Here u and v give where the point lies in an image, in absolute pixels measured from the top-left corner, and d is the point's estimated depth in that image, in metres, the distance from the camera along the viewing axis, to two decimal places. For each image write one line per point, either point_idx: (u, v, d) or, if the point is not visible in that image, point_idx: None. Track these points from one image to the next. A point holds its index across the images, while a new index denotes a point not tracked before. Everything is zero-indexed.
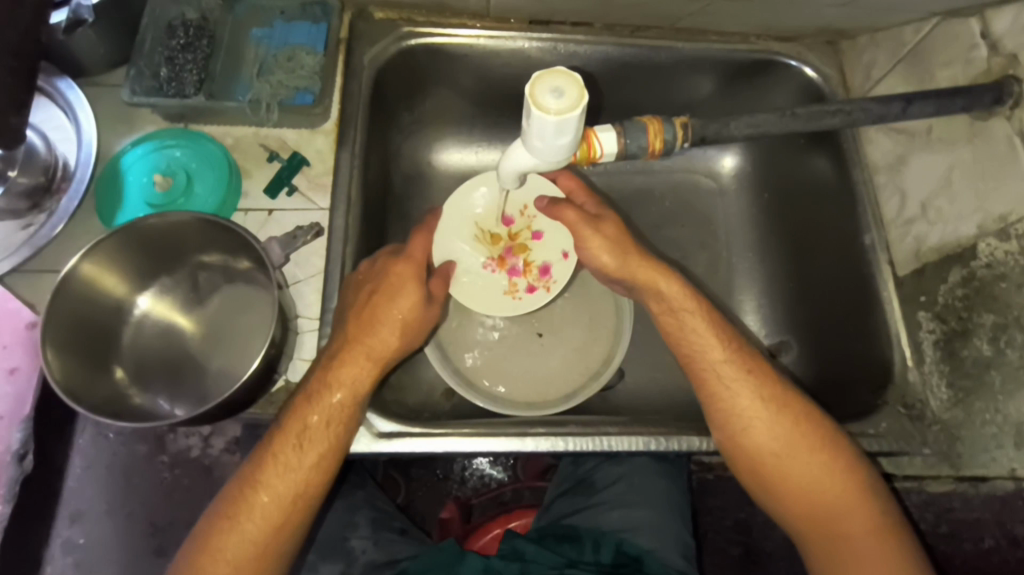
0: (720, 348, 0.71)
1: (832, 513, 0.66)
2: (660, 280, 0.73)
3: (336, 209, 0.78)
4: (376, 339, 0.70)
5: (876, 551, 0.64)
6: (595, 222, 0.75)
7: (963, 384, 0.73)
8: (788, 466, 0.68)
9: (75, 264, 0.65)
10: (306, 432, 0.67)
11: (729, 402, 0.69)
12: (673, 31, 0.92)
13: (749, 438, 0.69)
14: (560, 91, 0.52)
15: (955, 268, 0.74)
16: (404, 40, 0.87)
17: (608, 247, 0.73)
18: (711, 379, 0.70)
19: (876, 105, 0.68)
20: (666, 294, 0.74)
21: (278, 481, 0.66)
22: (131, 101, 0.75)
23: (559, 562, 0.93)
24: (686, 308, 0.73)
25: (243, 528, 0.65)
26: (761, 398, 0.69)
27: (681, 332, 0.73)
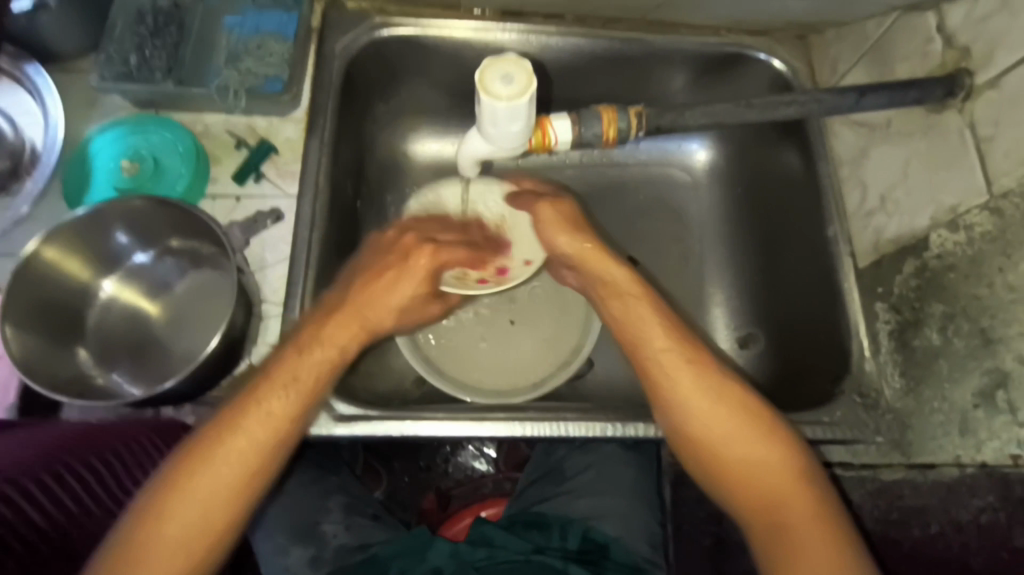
0: (662, 336, 0.74)
1: (777, 496, 0.66)
2: (611, 267, 0.78)
3: (304, 196, 0.79)
4: (374, 313, 0.73)
5: (820, 535, 0.63)
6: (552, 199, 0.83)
7: (913, 372, 0.74)
8: (731, 451, 0.68)
9: (35, 247, 0.66)
10: (285, 385, 0.65)
11: (677, 392, 0.71)
12: (644, 23, 0.93)
13: (692, 424, 0.70)
14: (511, 77, 0.54)
15: (909, 259, 0.75)
16: (377, 30, 0.88)
17: (564, 228, 0.81)
18: (653, 368, 0.72)
19: (828, 96, 0.69)
20: (610, 278, 0.78)
21: (248, 436, 0.62)
22: (100, 86, 0.76)
23: (526, 548, 0.93)
24: (632, 293, 0.77)
25: (197, 489, 0.59)
26: (701, 387, 0.71)
27: (625, 318, 0.76)
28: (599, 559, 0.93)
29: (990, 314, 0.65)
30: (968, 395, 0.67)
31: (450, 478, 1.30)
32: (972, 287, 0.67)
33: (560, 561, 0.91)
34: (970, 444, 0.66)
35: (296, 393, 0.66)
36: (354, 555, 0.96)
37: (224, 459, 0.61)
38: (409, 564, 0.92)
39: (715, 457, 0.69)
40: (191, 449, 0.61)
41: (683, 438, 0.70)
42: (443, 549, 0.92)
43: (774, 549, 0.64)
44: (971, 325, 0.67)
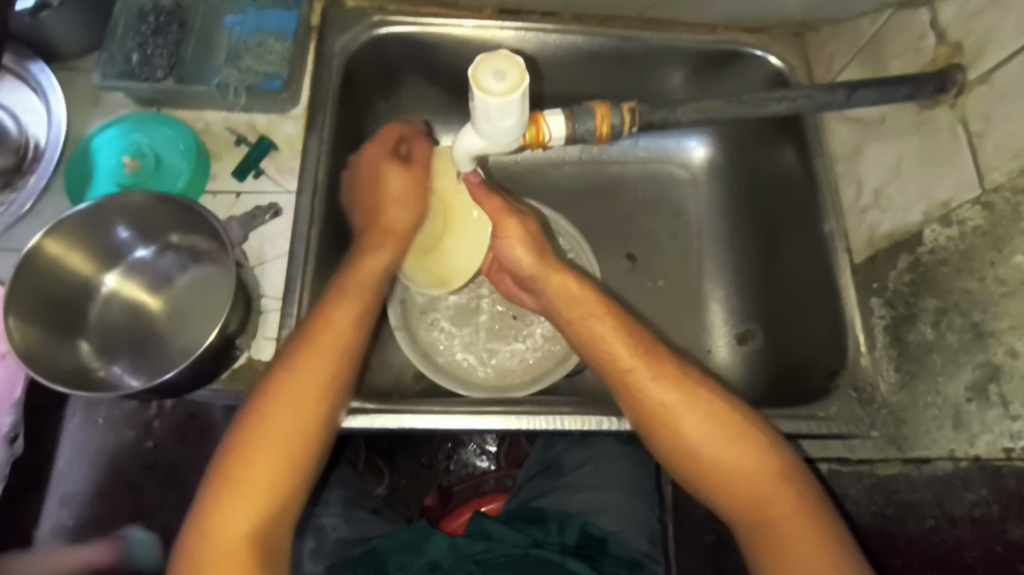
0: (627, 348, 0.72)
1: (759, 496, 0.66)
2: (573, 288, 0.75)
3: (303, 192, 0.80)
4: (393, 215, 0.79)
5: (807, 527, 0.64)
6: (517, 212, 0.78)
7: (907, 367, 0.74)
8: (715, 455, 0.68)
9: (39, 240, 0.67)
10: (313, 357, 0.68)
11: (646, 399, 0.70)
12: (640, 20, 0.93)
13: (669, 425, 0.70)
14: (502, 73, 0.54)
15: (903, 254, 0.75)
16: (375, 29, 0.89)
17: (524, 242, 0.77)
18: (625, 379, 0.72)
19: (822, 92, 0.69)
20: (575, 296, 0.75)
21: (295, 398, 0.66)
22: (103, 84, 0.78)
23: (525, 542, 0.94)
24: (595, 313, 0.75)
25: (257, 456, 0.63)
26: (676, 393, 0.70)
27: (589, 336, 0.74)
28: (596, 553, 0.94)
29: (981, 308, 0.65)
30: (960, 388, 0.67)
31: (452, 475, 1.31)
32: (964, 281, 0.67)
33: (558, 555, 0.91)
34: (963, 437, 0.66)
35: (332, 350, 0.69)
36: (353, 549, 0.97)
37: (276, 424, 0.64)
38: (409, 557, 0.93)
39: (695, 461, 0.69)
40: (246, 421, 0.65)
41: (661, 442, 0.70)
42: (442, 541, 0.94)
43: (763, 547, 0.65)
44: (964, 319, 0.67)
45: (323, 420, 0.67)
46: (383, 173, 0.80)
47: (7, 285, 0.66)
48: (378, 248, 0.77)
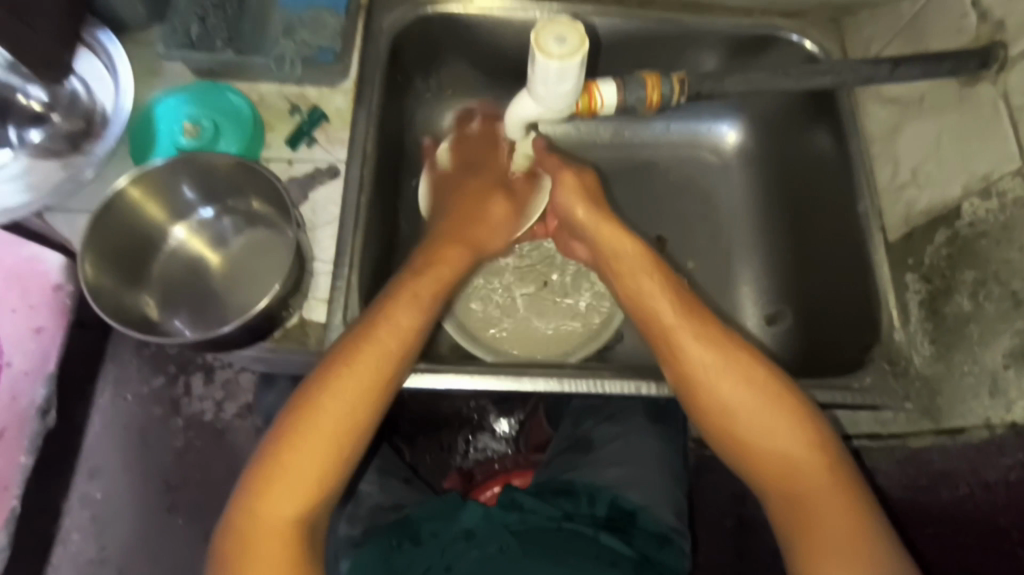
0: (668, 308, 0.75)
1: (794, 464, 0.67)
2: (625, 241, 0.80)
3: (353, 161, 0.83)
4: (478, 234, 0.85)
5: (833, 495, 0.65)
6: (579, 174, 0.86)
7: (943, 339, 0.76)
8: (751, 425, 0.69)
9: (121, 185, 0.70)
10: (387, 328, 0.71)
11: (691, 364, 0.72)
12: (680, 4, 0.94)
13: (705, 390, 0.71)
14: (564, 38, 0.57)
15: (941, 229, 0.77)
16: (422, 7, 0.91)
17: (581, 200, 0.83)
18: (668, 341, 0.74)
19: (866, 66, 0.72)
20: (626, 253, 0.80)
21: (342, 405, 0.67)
22: (165, 54, 0.81)
23: (556, 513, 0.95)
24: (643, 267, 0.78)
25: (302, 453, 0.65)
26: (716, 358, 0.71)
27: (637, 292, 0.78)
28: (626, 527, 0.95)
29: (1021, 276, 0.67)
30: (999, 355, 0.68)
31: (472, 459, 1.34)
32: (1004, 251, 0.69)
33: (590, 529, 0.92)
34: (1000, 404, 0.68)
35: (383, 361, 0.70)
36: (388, 515, 1.02)
37: (321, 427, 0.66)
38: (442, 526, 0.96)
39: (729, 425, 0.70)
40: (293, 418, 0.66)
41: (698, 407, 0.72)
42: (475, 511, 0.95)
43: (784, 513, 0.66)
44: (1004, 289, 0.69)
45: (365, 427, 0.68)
46: (490, 198, 0.88)
47: (86, 227, 0.70)
48: (453, 258, 0.80)
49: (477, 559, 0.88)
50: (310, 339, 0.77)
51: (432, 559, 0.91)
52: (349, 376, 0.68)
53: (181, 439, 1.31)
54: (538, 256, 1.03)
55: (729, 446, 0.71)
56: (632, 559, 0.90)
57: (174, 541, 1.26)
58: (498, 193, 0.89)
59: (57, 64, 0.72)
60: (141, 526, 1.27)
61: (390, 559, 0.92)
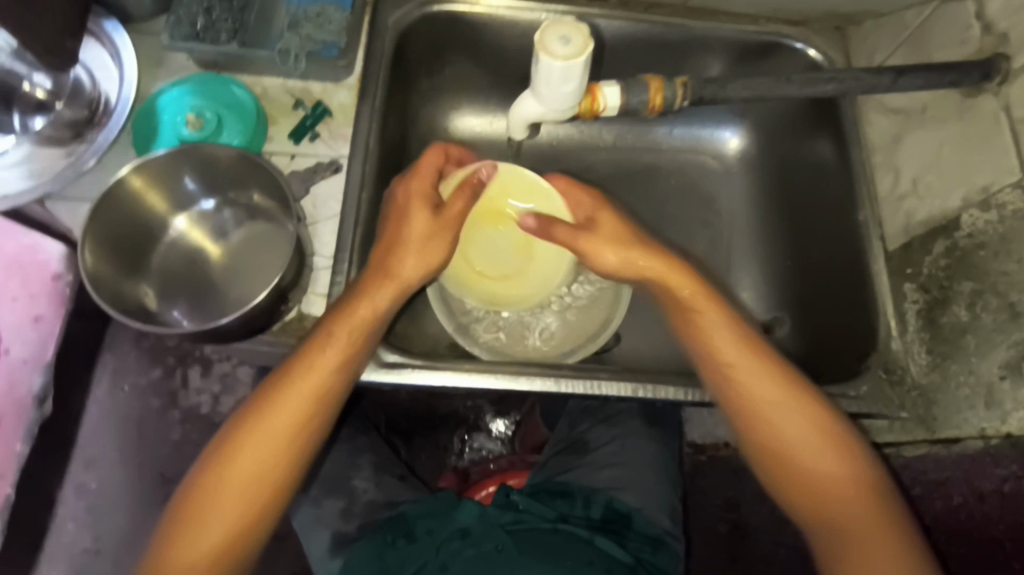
0: (731, 333, 0.75)
1: (835, 486, 0.69)
2: (653, 263, 0.78)
3: (355, 157, 0.83)
4: (395, 262, 0.76)
5: (874, 521, 0.67)
6: (590, 228, 0.82)
7: (940, 349, 0.76)
8: (792, 445, 0.71)
9: (123, 174, 0.70)
10: (317, 360, 0.70)
11: (743, 385, 0.72)
12: (684, 8, 0.95)
13: (755, 408, 0.72)
14: (567, 38, 0.57)
15: (940, 239, 0.77)
16: (427, 6, 0.91)
17: (609, 246, 0.80)
18: (721, 363, 0.74)
19: (870, 75, 0.71)
20: (676, 293, 0.77)
21: (274, 431, 0.68)
22: (170, 45, 0.81)
23: (550, 514, 0.96)
24: (696, 304, 0.76)
25: (234, 479, 0.67)
26: (771, 380, 0.72)
27: (688, 319, 0.76)
28: (621, 529, 0.96)
29: (1019, 289, 0.67)
30: (994, 367, 0.68)
31: (467, 458, 1.35)
32: (1003, 264, 0.69)
33: (585, 532, 0.93)
34: (995, 416, 0.68)
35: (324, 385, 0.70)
36: (382, 512, 1.02)
37: (254, 449, 0.67)
38: (437, 523, 0.96)
39: (770, 444, 0.71)
40: (224, 445, 0.68)
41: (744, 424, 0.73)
42: (472, 510, 0.96)
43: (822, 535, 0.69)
44: (1000, 300, 0.69)
45: (302, 454, 0.70)
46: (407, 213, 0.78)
47: (87, 215, 0.69)
48: (370, 296, 0.74)
49: (472, 557, 0.88)
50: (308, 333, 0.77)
51: (427, 554, 0.92)
52: (279, 408, 0.69)
53: (179, 431, 1.31)
54: None
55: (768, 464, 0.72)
56: (626, 564, 0.90)
57: None
58: (421, 211, 0.77)
59: (63, 50, 0.72)
60: (136, 518, 1.27)
61: (385, 554, 0.93)
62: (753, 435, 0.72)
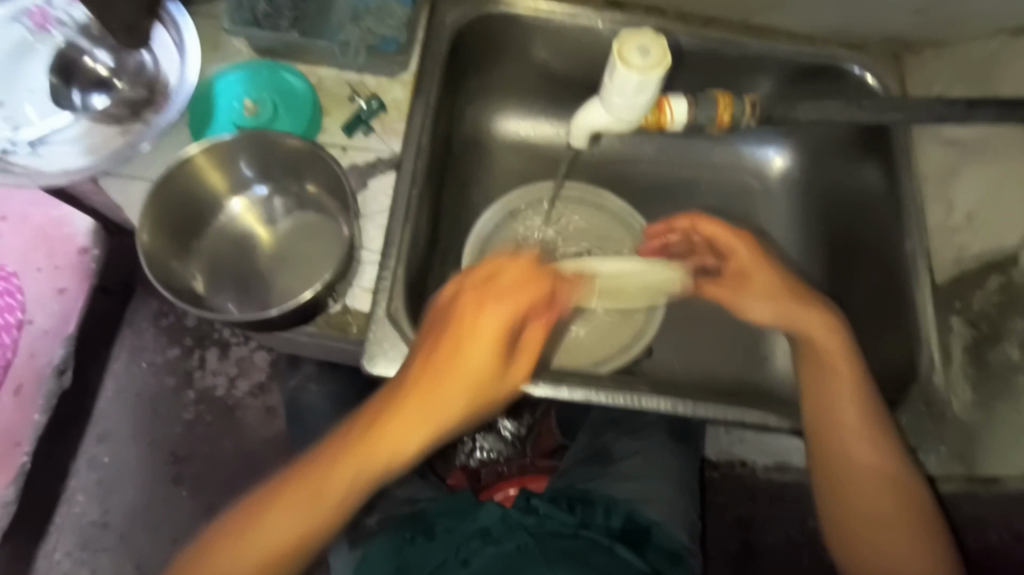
0: (854, 387, 0.76)
1: (894, 549, 0.73)
2: (812, 316, 0.79)
3: (407, 152, 0.82)
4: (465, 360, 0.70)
5: None
6: (745, 284, 0.84)
7: (987, 387, 0.78)
8: (861, 468, 0.74)
9: (190, 152, 0.71)
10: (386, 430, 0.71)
11: (842, 437, 0.75)
12: (741, 25, 0.94)
13: (845, 463, 0.75)
14: (647, 49, 0.56)
15: (993, 276, 0.79)
16: (485, 6, 0.91)
17: (765, 301, 0.82)
18: (833, 409, 0.76)
19: (941, 105, 0.67)
20: (818, 338, 0.78)
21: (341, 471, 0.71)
22: (230, 30, 0.82)
23: (571, 521, 0.95)
24: (828, 348, 0.78)
25: (300, 499, 0.72)
26: (873, 442, 0.74)
27: (819, 364, 0.78)
28: (641, 541, 0.94)
29: None
30: None
31: (476, 459, 1.33)
32: None
33: (606, 538, 0.92)
34: None
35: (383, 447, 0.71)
36: (402, 509, 1.02)
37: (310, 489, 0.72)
38: (456, 523, 0.96)
39: (844, 489, 0.75)
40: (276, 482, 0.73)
41: (829, 471, 0.75)
42: (493, 511, 0.95)
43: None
44: None
45: (359, 492, 0.72)
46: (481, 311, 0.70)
47: (147, 193, 0.71)
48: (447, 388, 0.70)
49: (494, 554, 0.88)
50: (351, 327, 0.77)
51: (447, 554, 0.92)
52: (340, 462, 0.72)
53: (192, 412, 1.31)
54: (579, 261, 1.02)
55: (832, 512, 0.75)
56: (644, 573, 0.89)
57: (179, 510, 1.28)
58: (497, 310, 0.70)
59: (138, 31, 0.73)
60: (146, 495, 1.28)
61: (403, 552, 0.93)
62: (831, 485, 0.75)
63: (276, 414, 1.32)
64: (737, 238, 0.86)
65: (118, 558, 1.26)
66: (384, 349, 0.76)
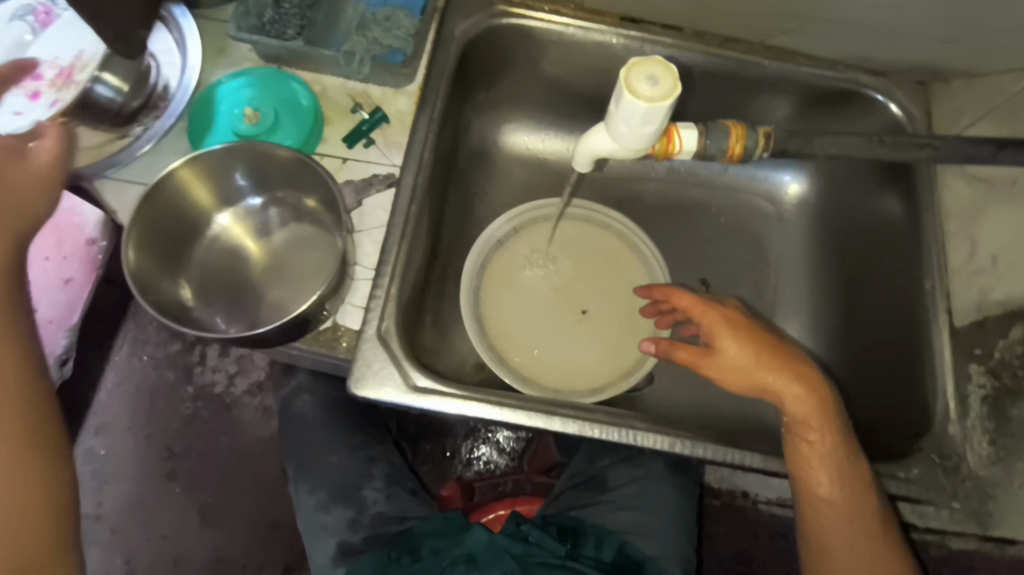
0: (831, 451, 0.70)
1: None
2: (784, 380, 0.70)
3: (408, 167, 0.80)
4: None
5: None
6: (715, 354, 0.72)
7: (1006, 442, 0.76)
8: (837, 535, 0.70)
9: (173, 166, 0.69)
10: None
11: (817, 503, 0.71)
12: (762, 47, 0.90)
13: (821, 527, 0.71)
14: (656, 79, 0.54)
15: (1018, 323, 0.77)
16: (497, 18, 0.88)
17: (740, 371, 0.71)
18: (808, 475, 0.71)
19: (968, 145, 0.66)
20: (785, 402, 0.70)
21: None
22: (236, 35, 0.79)
23: (561, 552, 0.91)
24: (803, 415, 0.70)
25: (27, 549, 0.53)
26: (850, 509, 0.70)
27: (790, 427, 0.71)
28: None
29: None
30: None
31: (474, 470, 1.31)
32: None
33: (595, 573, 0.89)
34: None
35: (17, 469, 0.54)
36: (390, 526, 0.98)
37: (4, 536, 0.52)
38: (444, 544, 0.94)
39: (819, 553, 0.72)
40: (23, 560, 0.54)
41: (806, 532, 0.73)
42: (480, 536, 0.93)
43: None
44: None
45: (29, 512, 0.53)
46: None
47: (133, 209, 0.68)
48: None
49: None
50: (340, 344, 0.75)
51: None
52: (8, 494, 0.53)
53: (190, 406, 1.30)
54: (579, 281, 0.99)
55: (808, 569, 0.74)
56: None
57: (169, 507, 1.27)
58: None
59: (134, 38, 0.71)
60: (139, 490, 1.27)
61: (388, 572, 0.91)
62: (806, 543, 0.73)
63: (272, 414, 1.31)
64: (709, 303, 0.75)
65: (108, 551, 1.25)
66: (373, 371, 0.74)
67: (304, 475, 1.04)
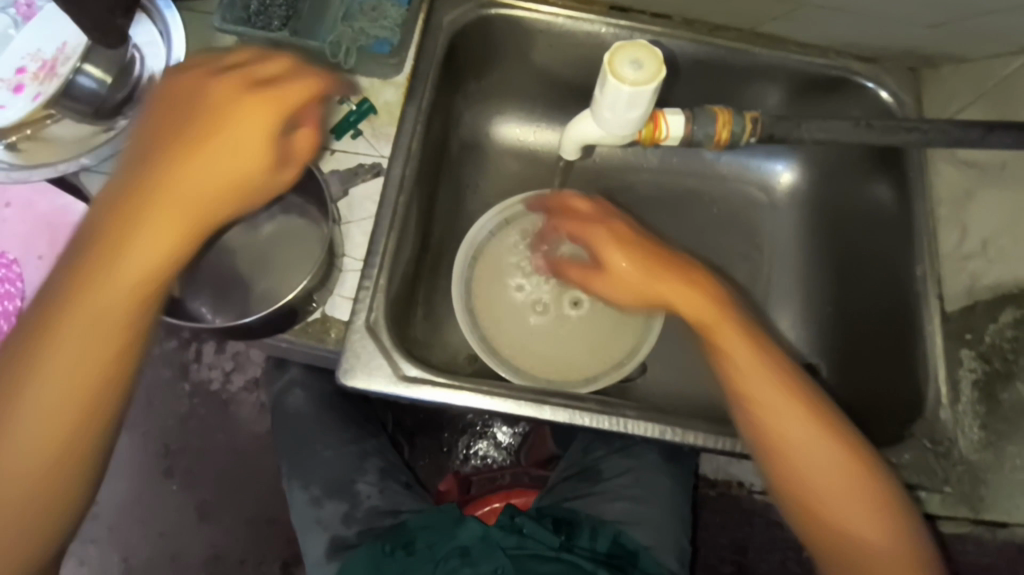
0: (799, 416, 0.67)
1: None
2: (732, 342, 0.69)
3: (396, 158, 0.80)
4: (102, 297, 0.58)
5: None
6: (599, 270, 0.74)
7: (997, 427, 0.76)
8: (831, 506, 0.65)
9: None
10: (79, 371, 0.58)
11: (798, 475, 0.66)
12: (752, 34, 0.89)
13: (813, 501, 0.66)
14: (640, 64, 0.53)
15: (1009, 308, 0.76)
16: (484, 8, 0.88)
17: (624, 286, 0.72)
18: (782, 447, 0.66)
19: (957, 128, 0.65)
20: (737, 366, 0.68)
21: (78, 372, 0.58)
22: (219, 28, 0.77)
23: (555, 543, 0.91)
24: (757, 379, 0.68)
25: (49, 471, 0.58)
26: (836, 475, 0.66)
27: (747, 396, 0.68)
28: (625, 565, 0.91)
29: None
30: None
31: (472, 466, 1.32)
32: None
33: (589, 563, 0.89)
34: None
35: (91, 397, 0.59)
36: (383, 520, 0.97)
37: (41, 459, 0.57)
38: (439, 538, 0.93)
39: (821, 531, 0.66)
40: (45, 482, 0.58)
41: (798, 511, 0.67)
42: (474, 528, 0.93)
43: None
44: None
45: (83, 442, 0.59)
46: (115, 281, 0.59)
47: None
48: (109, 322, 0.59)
49: None
50: (329, 335, 0.75)
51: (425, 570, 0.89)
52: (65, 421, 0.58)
53: (186, 404, 1.29)
54: None
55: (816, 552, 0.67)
56: None
57: (166, 504, 1.27)
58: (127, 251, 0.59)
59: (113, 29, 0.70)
60: (136, 488, 1.26)
61: (382, 566, 0.90)
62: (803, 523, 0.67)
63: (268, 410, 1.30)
64: (594, 217, 0.75)
65: (106, 548, 1.25)
66: (363, 362, 0.73)
67: (297, 470, 1.04)
